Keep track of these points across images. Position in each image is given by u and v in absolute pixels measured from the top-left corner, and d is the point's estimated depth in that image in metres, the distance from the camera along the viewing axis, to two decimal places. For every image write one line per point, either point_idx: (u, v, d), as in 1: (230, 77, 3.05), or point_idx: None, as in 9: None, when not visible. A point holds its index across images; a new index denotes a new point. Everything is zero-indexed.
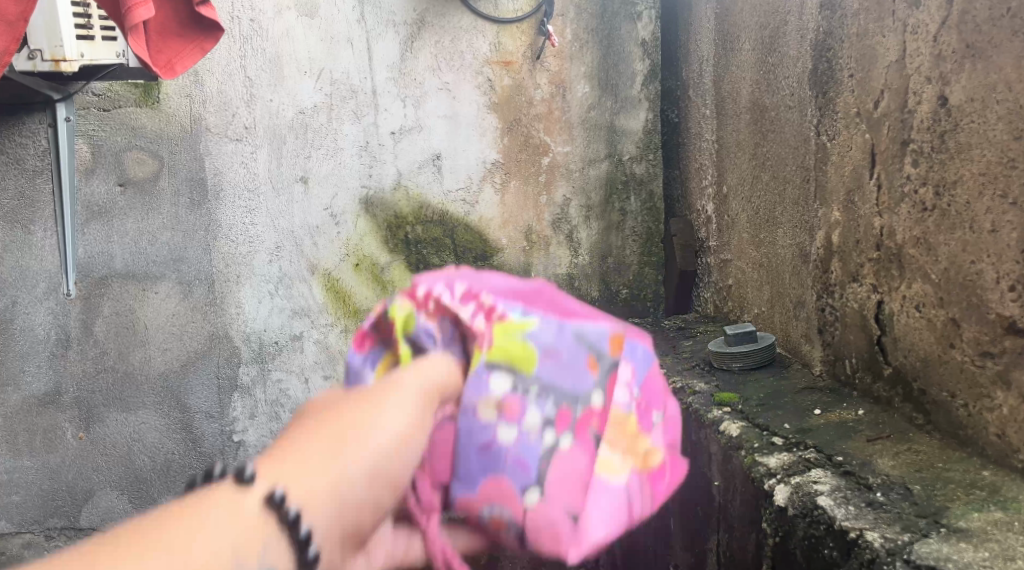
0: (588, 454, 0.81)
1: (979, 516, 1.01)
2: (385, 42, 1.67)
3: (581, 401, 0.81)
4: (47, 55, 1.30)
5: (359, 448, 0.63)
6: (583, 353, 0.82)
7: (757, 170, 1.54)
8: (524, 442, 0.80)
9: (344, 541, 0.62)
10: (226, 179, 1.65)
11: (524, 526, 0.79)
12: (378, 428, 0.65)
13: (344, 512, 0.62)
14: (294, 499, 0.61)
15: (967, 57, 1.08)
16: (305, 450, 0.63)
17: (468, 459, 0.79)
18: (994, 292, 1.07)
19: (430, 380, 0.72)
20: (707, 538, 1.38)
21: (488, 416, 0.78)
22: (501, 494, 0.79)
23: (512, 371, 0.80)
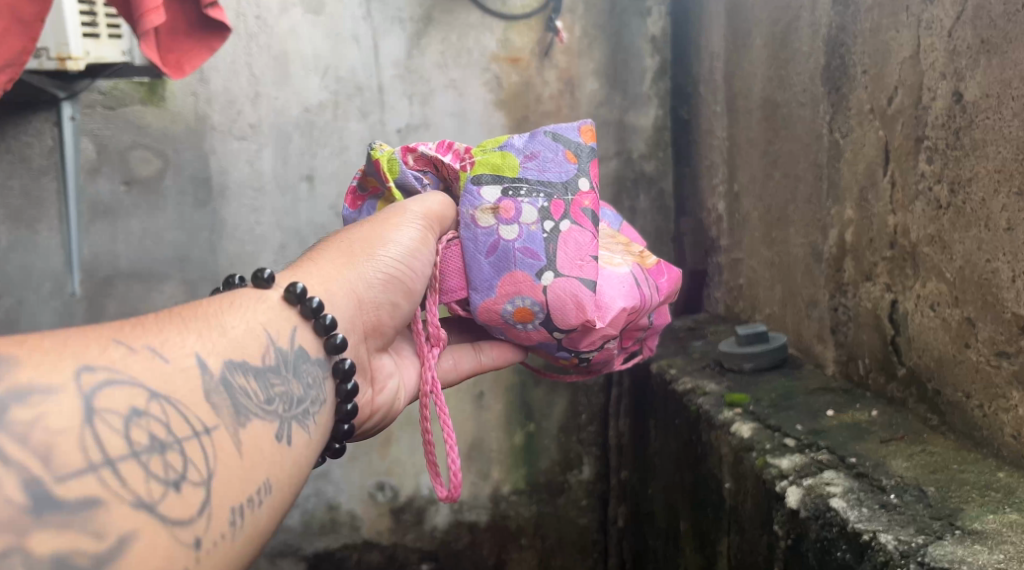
0: (580, 269, 0.99)
1: (994, 517, 0.98)
2: (392, 39, 1.66)
3: (569, 190, 1.01)
4: (53, 53, 1.28)
5: (349, 276, 0.91)
6: (558, 145, 1.02)
7: (769, 168, 1.52)
8: (523, 260, 0.99)
9: (262, 374, 0.78)
10: (231, 178, 1.63)
11: (546, 308, 0.99)
12: (376, 250, 0.94)
13: (271, 349, 0.80)
14: (227, 351, 0.75)
15: (983, 52, 1.05)
16: (324, 257, 0.92)
17: (479, 265, 0.99)
18: (1010, 290, 1.05)
19: (405, 247, 0.95)
20: (718, 541, 1.36)
21: (488, 221, 0.99)
22: (519, 286, 0.99)
23: (498, 182, 1.00)
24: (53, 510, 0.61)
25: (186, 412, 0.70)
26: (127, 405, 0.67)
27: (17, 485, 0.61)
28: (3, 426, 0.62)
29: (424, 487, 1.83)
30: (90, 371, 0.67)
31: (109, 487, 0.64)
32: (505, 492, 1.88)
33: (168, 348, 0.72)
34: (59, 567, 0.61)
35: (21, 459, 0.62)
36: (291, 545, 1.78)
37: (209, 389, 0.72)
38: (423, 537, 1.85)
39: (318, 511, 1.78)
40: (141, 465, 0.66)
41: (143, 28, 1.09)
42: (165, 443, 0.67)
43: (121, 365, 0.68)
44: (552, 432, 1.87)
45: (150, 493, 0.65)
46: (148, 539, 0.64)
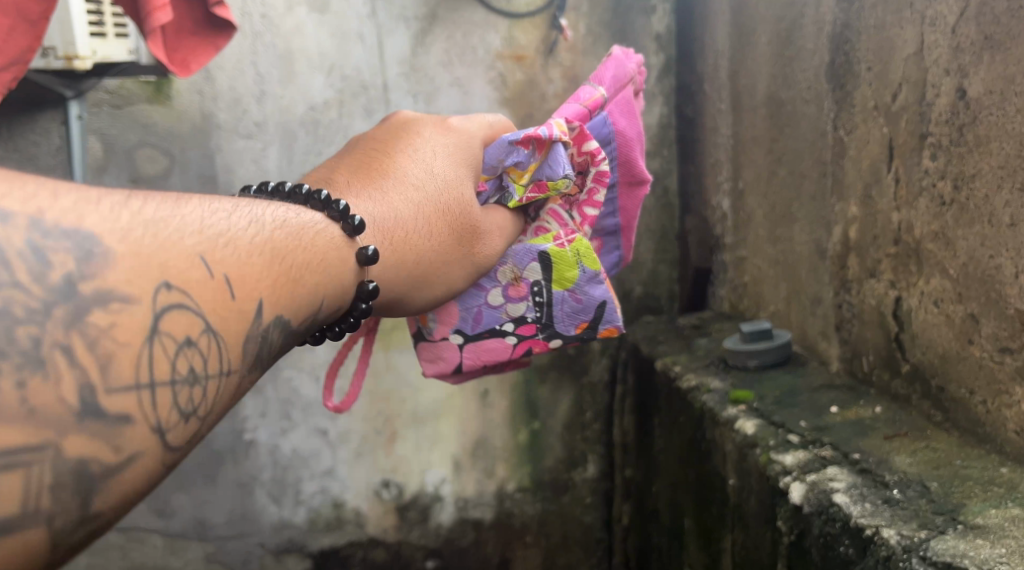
0: (467, 358, 1.09)
1: (996, 512, 0.98)
2: (397, 38, 1.67)
3: (546, 334, 1.07)
4: (60, 53, 1.29)
5: (411, 282, 0.89)
6: (591, 314, 1.06)
7: (774, 165, 1.52)
8: (474, 319, 1.06)
9: (295, 334, 0.76)
10: (237, 177, 1.63)
11: (436, 336, 1.08)
12: (448, 267, 0.92)
13: (314, 316, 0.78)
14: (284, 304, 0.73)
15: (986, 48, 1.05)
16: (404, 240, 0.88)
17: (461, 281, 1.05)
18: (1013, 286, 1.05)
19: (461, 271, 0.94)
20: (722, 538, 1.36)
21: (501, 276, 1.04)
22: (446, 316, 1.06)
23: (546, 268, 1.04)
24: (93, 417, 0.61)
25: (225, 351, 0.69)
26: (184, 333, 0.66)
27: (73, 387, 0.61)
28: (77, 325, 0.61)
29: (428, 485, 1.84)
30: (169, 290, 0.65)
31: (143, 407, 0.64)
32: (510, 490, 1.88)
33: (240, 284, 0.70)
34: (75, 471, 0.60)
35: (83, 362, 0.61)
36: (297, 542, 1.78)
37: (252, 336, 0.71)
38: (428, 535, 1.86)
39: (323, 508, 1.79)
40: (173, 393, 0.65)
41: (153, 27, 1.09)
42: (197, 378, 0.66)
43: (195, 291, 0.67)
44: (556, 430, 1.87)
45: (167, 421, 0.65)
46: (149, 462, 0.64)
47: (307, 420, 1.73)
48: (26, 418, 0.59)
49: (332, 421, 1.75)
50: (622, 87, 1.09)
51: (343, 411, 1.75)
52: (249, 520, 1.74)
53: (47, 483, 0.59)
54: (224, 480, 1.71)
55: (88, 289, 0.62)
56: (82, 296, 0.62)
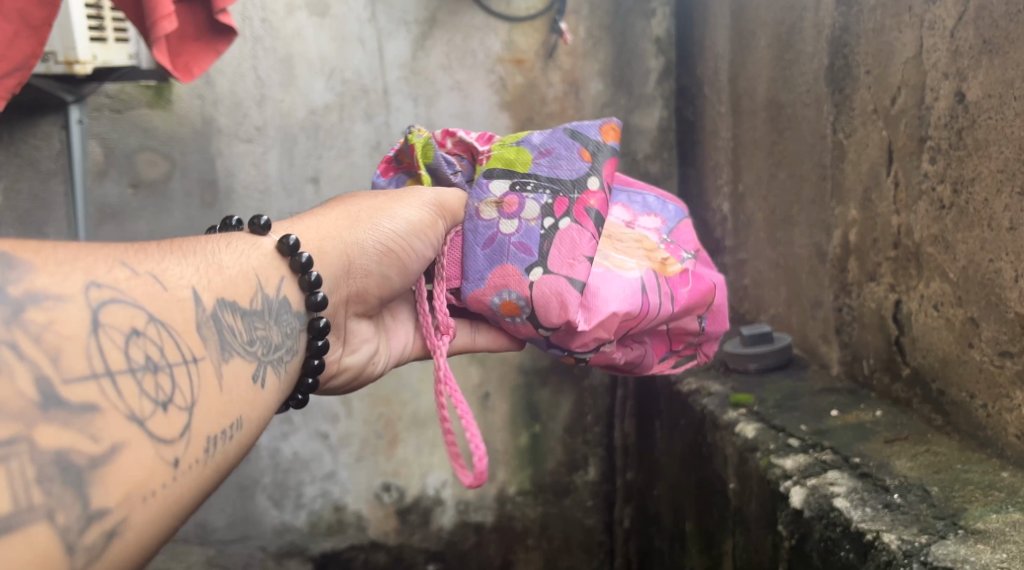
0: (568, 267, 0.95)
1: (997, 517, 0.98)
2: (397, 42, 1.67)
3: (576, 188, 0.98)
4: (60, 57, 1.28)
5: (342, 239, 0.88)
6: (574, 140, 1.00)
7: (774, 168, 1.52)
8: (522, 254, 0.96)
9: (250, 315, 0.75)
10: (237, 181, 1.63)
11: (530, 301, 0.95)
12: (379, 216, 0.91)
13: (260, 294, 0.77)
14: (220, 289, 0.72)
15: (984, 52, 1.05)
16: (320, 217, 0.89)
17: (475, 256, 0.97)
18: (1012, 290, 1.05)
19: (401, 214, 0.91)
20: (723, 542, 1.36)
21: (489, 214, 0.98)
22: (507, 280, 0.96)
23: (510, 177, 0.99)
24: (58, 407, 0.57)
25: (178, 338, 0.66)
26: (129, 324, 0.63)
27: (29, 379, 0.57)
28: (18, 322, 0.57)
29: (429, 488, 1.84)
30: (98, 288, 0.62)
31: (109, 398, 0.60)
32: (511, 493, 1.88)
33: (167, 275, 0.68)
34: (58, 464, 0.57)
35: (33, 355, 0.57)
36: (298, 546, 1.78)
37: (200, 322, 0.69)
38: (429, 538, 1.86)
39: (324, 511, 1.78)
40: (137, 383, 0.62)
41: (154, 35, 1.09)
42: (158, 365, 0.64)
43: (125, 287, 0.64)
44: (557, 433, 1.87)
45: (141, 410, 0.61)
46: (133, 453, 0.60)
47: (307, 423, 1.74)
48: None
49: (333, 424, 1.75)
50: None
51: (343, 415, 1.76)
52: (250, 523, 1.74)
53: (32, 476, 0.56)
54: (226, 483, 1.71)
55: (18, 290, 0.58)
56: (13, 296, 0.58)
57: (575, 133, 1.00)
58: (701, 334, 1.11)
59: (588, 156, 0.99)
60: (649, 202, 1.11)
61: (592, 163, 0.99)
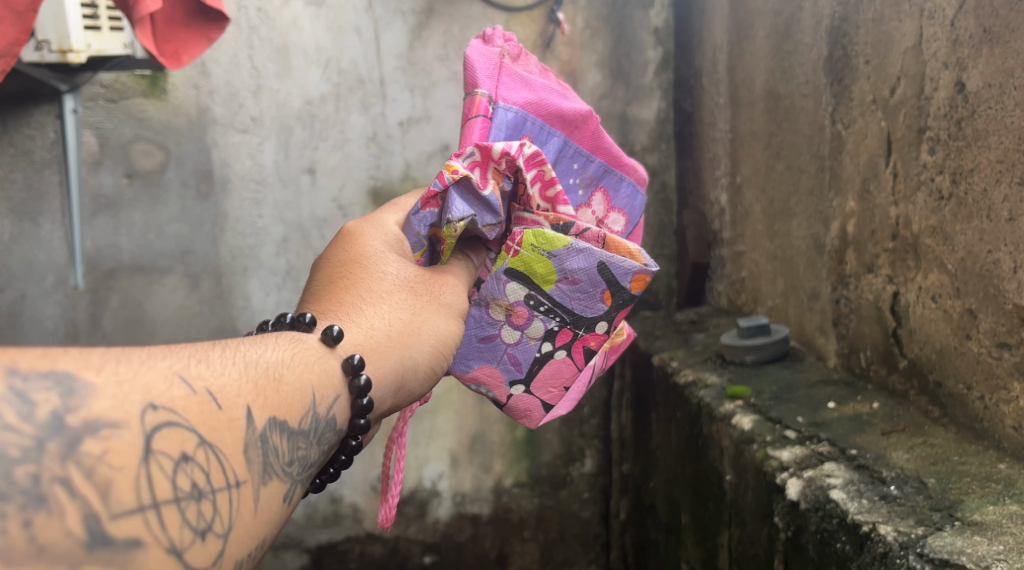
0: (546, 392, 1.04)
1: (994, 508, 0.97)
2: (393, 32, 1.66)
3: (585, 326, 1.01)
4: (54, 46, 1.27)
5: (398, 358, 0.87)
6: (601, 280, 0.98)
7: (772, 159, 1.51)
8: (505, 365, 1.03)
9: (296, 435, 0.77)
10: (232, 171, 1.62)
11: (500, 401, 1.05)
12: (427, 331, 0.90)
13: (310, 413, 0.78)
14: (273, 407, 0.75)
15: (985, 41, 1.05)
16: (370, 323, 0.87)
17: (468, 344, 1.02)
18: (1011, 281, 1.04)
19: (442, 330, 0.91)
20: (719, 535, 1.36)
21: (496, 317, 1.01)
22: (489, 380, 1.03)
23: (526, 285, 0.99)
24: (104, 546, 0.63)
25: (225, 462, 0.71)
26: (179, 449, 0.68)
27: (78, 516, 0.63)
28: (73, 455, 0.64)
29: (425, 480, 1.83)
30: (156, 410, 0.68)
31: (151, 529, 0.65)
32: (507, 485, 1.88)
33: (223, 393, 0.72)
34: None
35: (84, 491, 0.63)
36: (293, 538, 1.77)
37: (248, 444, 0.72)
38: (425, 530, 1.85)
39: (320, 504, 1.77)
40: (180, 511, 0.67)
41: (137, 14, 1.09)
42: (201, 492, 0.68)
43: (181, 409, 0.69)
44: (553, 425, 1.87)
45: (181, 540, 0.67)
46: None
47: None
48: (37, 555, 0.61)
49: None
50: (499, 66, 1.00)
51: None
52: None
53: None
54: None
55: (77, 420, 0.64)
56: (71, 428, 0.64)
57: (613, 265, 0.97)
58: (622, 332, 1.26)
59: (609, 299, 0.99)
60: (636, 201, 1.07)
61: (609, 308, 1.00)
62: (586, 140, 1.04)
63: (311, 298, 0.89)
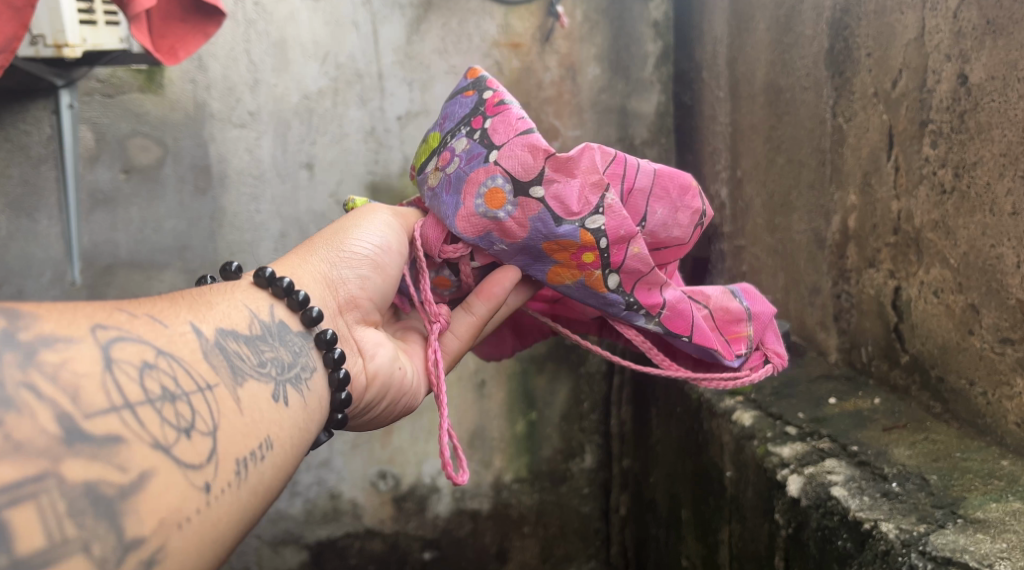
0: (513, 149, 1.02)
1: (997, 505, 0.97)
2: (392, 26, 1.64)
3: (478, 105, 1.06)
4: (50, 40, 1.24)
5: (315, 265, 0.98)
6: (457, 94, 1.09)
7: (773, 153, 1.50)
8: (473, 162, 1.03)
9: (253, 340, 0.84)
10: (230, 166, 1.61)
11: (508, 176, 1.01)
12: (341, 240, 1.00)
13: (255, 319, 0.86)
14: (216, 319, 0.82)
15: (988, 33, 1.04)
16: (292, 257, 0.98)
17: (441, 202, 1.04)
18: (1015, 276, 1.03)
19: (360, 231, 1.01)
20: (719, 531, 1.35)
21: (438, 179, 1.05)
22: (478, 182, 1.02)
23: (436, 153, 1.07)
24: (82, 441, 0.68)
25: (190, 369, 0.76)
26: (139, 358, 0.73)
27: (50, 416, 0.67)
28: (34, 364, 0.67)
29: (425, 476, 1.82)
30: (104, 329, 0.73)
31: (129, 427, 0.70)
32: (507, 481, 1.87)
33: (170, 315, 0.79)
34: (87, 495, 0.67)
35: (53, 395, 0.67)
36: (293, 534, 1.76)
37: (206, 350, 0.79)
38: (424, 526, 1.84)
39: (319, 500, 1.76)
40: (156, 411, 0.72)
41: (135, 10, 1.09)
42: (174, 394, 0.74)
43: (127, 326, 0.74)
44: (553, 420, 1.86)
45: (164, 438, 0.71)
46: (161, 477, 0.70)
47: None
48: (16, 452, 0.65)
49: None
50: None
51: None
52: None
53: (64, 510, 0.66)
54: None
55: (28, 336, 0.68)
56: (25, 343, 0.68)
57: (452, 97, 1.10)
58: (749, 318, 1.15)
59: (470, 90, 1.08)
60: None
61: (477, 90, 1.07)
62: None
63: None
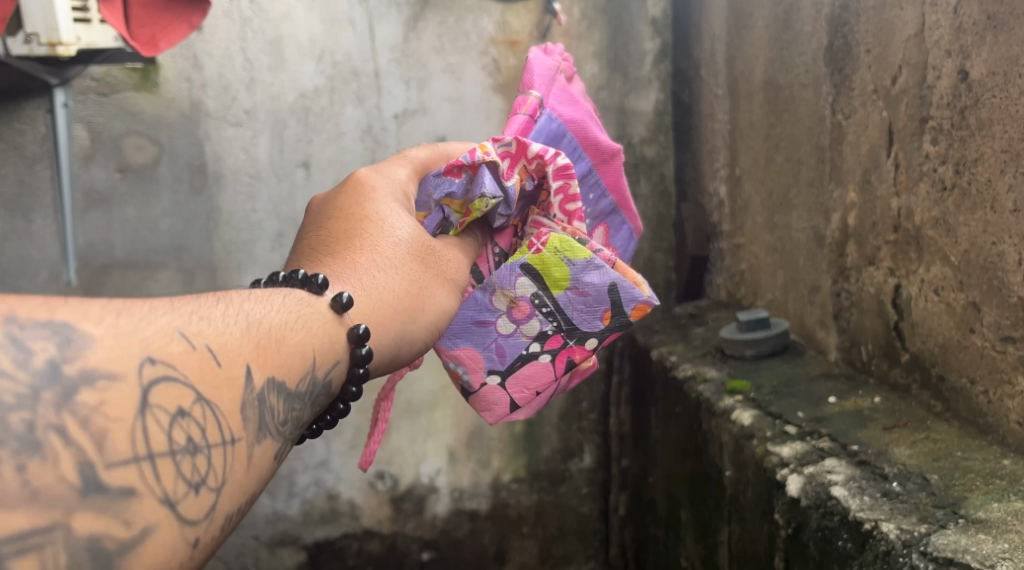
0: (518, 392, 1.04)
1: (999, 505, 0.96)
2: (388, 23, 1.64)
3: (572, 337, 1.02)
4: (43, 39, 1.22)
5: (399, 329, 0.87)
6: (604, 303, 0.99)
7: (772, 151, 1.49)
8: (492, 352, 1.03)
9: (293, 396, 0.76)
10: (226, 165, 1.60)
11: (471, 391, 1.05)
12: (424, 297, 0.90)
13: (309, 376, 0.78)
14: (273, 367, 0.75)
15: (989, 29, 1.03)
16: (379, 296, 0.86)
17: (462, 324, 1.02)
18: (1016, 273, 1.02)
19: (442, 299, 0.92)
20: (719, 531, 1.35)
21: (497, 304, 1.01)
22: (470, 360, 1.04)
23: (535, 282, 0.99)
24: (98, 493, 0.62)
25: (221, 418, 0.70)
26: (176, 404, 0.67)
27: (72, 463, 0.62)
28: (69, 404, 0.62)
29: (424, 476, 1.81)
30: (152, 364, 0.67)
31: (146, 480, 0.64)
32: (505, 481, 1.86)
33: (223, 351, 0.71)
34: (89, 549, 0.62)
35: (80, 439, 0.62)
36: (291, 534, 1.75)
37: (244, 402, 0.72)
38: (423, 526, 1.83)
39: (317, 501, 1.75)
40: (175, 464, 0.66)
41: None
42: (197, 446, 0.68)
43: (178, 364, 0.68)
44: (552, 420, 1.86)
45: (174, 492, 0.66)
46: (162, 536, 0.65)
47: None
48: (31, 499, 0.60)
49: None
50: (552, 81, 1.07)
51: None
52: None
53: (64, 563, 0.61)
54: None
55: (73, 370, 0.63)
56: (67, 378, 0.63)
57: (621, 285, 0.98)
58: None
59: (606, 319, 1.00)
60: (630, 246, 1.11)
61: (604, 329, 1.01)
62: (609, 175, 1.08)
63: (323, 247, 0.89)
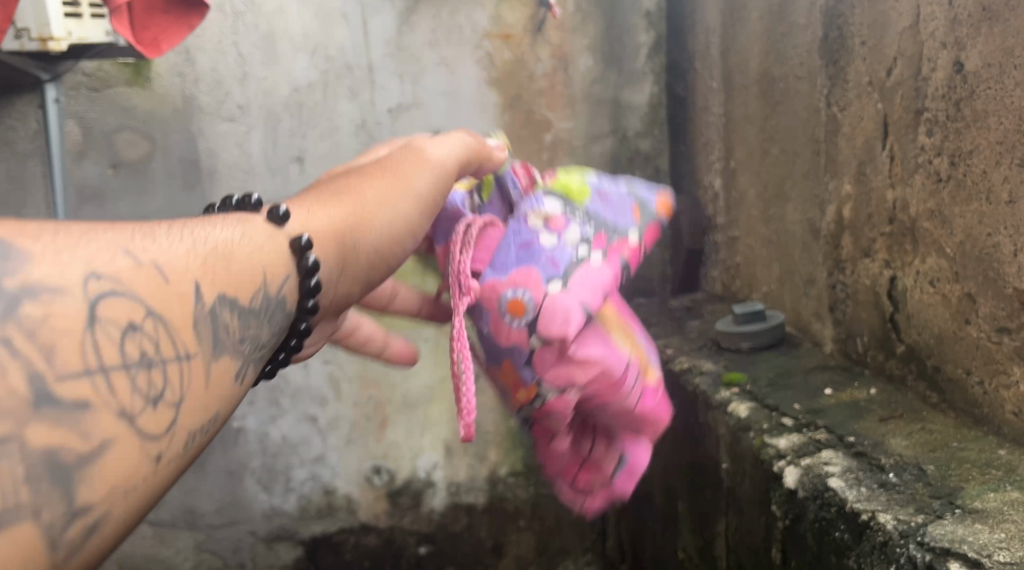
0: (587, 295, 0.98)
1: (995, 495, 0.96)
2: (382, 16, 1.63)
3: (615, 231, 1.03)
4: (34, 34, 1.22)
5: (356, 233, 0.75)
6: (631, 204, 1.06)
7: (767, 143, 1.49)
8: (546, 265, 0.98)
9: (247, 313, 0.64)
10: (220, 161, 1.59)
11: (539, 308, 0.97)
12: (388, 200, 0.78)
13: (262, 291, 0.66)
14: (228, 280, 0.62)
15: (983, 20, 1.03)
16: (331, 204, 0.75)
17: (507, 251, 1.00)
18: (1011, 265, 1.03)
19: (411, 206, 0.79)
20: (716, 523, 1.35)
21: (534, 226, 1.01)
22: (527, 280, 0.98)
23: (564, 200, 1.03)
24: (46, 408, 0.52)
25: (176, 332, 0.58)
26: (126, 316, 0.55)
27: (19, 375, 0.51)
28: (9, 314, 0.51)
29: (420, 470, 1.82)
30: (96, 276, 0.55)
31: (101, 393, 0.54)
32: (502, 474, 1.85)
33: (172, 265, 0.59)
34: (45, 464, 0.51)
35: (23, 349, 0.51)
36: (288, 529, 1.78)
37: (200, 317, 0.60)
38: (420, 520, 1.84)
39: (314, 495, 1.78)
40: (130, 378, 0.55)
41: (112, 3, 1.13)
42: (152, 360, 0.56)
43: (126, 276, 0.56)
44: None
45: (132, 407, 0.55)
46: (121, 453, 0.54)
47: (296, 406, 1.72)
48: None
49: (322, 407, 1.73)
50: None
51: (332, 397, 1.73)
52: (240, 508, 1.74)
53: (18, 479, 0.50)
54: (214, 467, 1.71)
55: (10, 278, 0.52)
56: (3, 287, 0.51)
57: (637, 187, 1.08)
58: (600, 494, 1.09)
59: (637, 213, 1.05)
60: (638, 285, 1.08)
61: (639, 222, 1.05)
62: None
63: None
